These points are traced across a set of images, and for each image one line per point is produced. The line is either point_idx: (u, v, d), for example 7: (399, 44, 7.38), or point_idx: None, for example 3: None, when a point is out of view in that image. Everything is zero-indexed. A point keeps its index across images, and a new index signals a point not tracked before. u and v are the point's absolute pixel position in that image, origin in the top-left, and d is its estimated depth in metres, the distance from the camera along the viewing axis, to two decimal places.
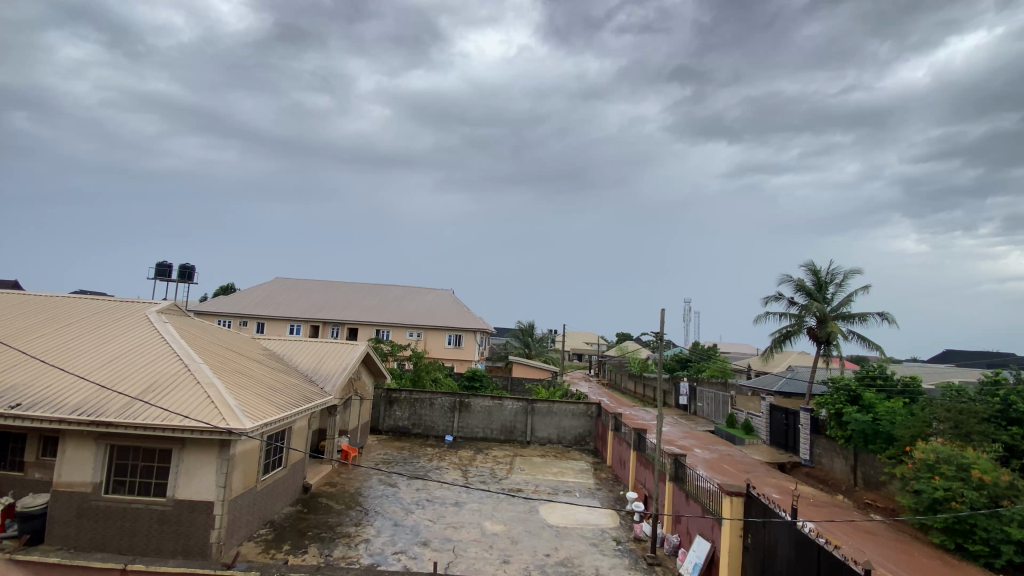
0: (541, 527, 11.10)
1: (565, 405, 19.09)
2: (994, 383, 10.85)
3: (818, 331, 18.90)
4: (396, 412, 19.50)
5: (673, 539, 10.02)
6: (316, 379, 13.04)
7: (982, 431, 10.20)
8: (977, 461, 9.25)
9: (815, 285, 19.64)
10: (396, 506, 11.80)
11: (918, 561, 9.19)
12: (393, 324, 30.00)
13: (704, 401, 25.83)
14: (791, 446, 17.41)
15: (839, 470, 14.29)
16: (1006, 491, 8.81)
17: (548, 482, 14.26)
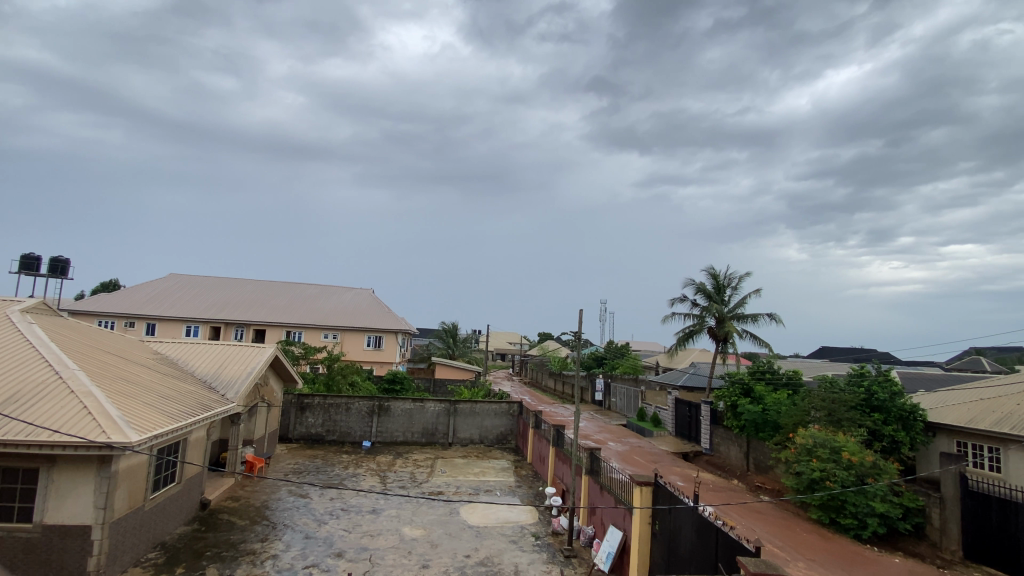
0: (461, 528, 11.16)
1: (487, 405, 19.28)
2: (860, 375, 12.53)
3: (717, 330, 20.69)
4: (309, 418, 18.53)
5: (588, 531, 10.54)
6: (216, 386, 12.00)
7: (851, 418, 11.71)
8: (847, 444, 10.62)
9: (714, 288, 21.44)
10: (308, 517, 11.25)
11: (796, 535, 10.39)
12: (306, 326, 28.44)
13: (617, 397, 27.24)
14: (693, 436, 18.93)
15: (734, 457, 15.78)
16: (870, 470, 10.25)
17: (469, 483, 14.32)
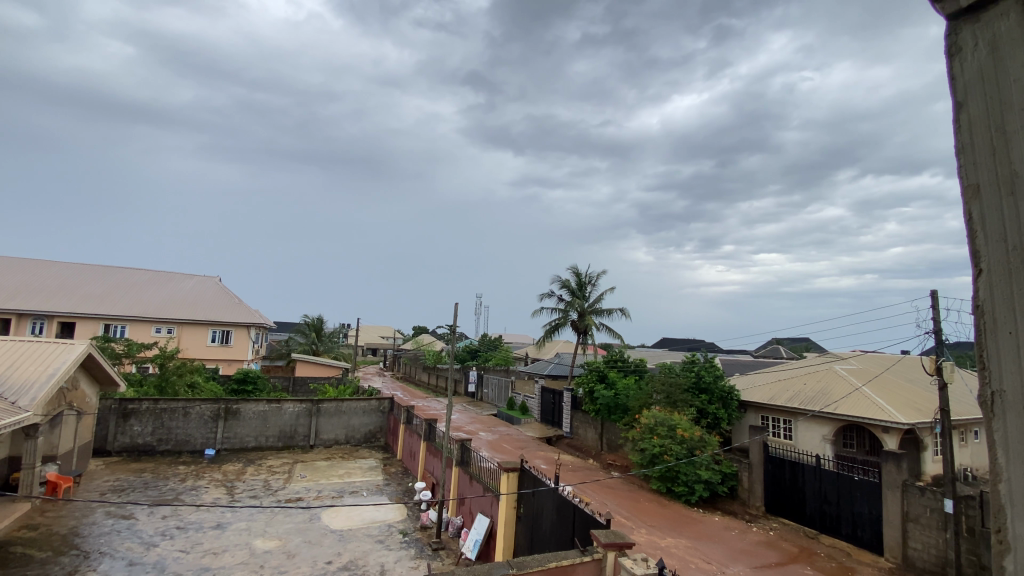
0: (322, 534, 10.50)
1: (354, 403, 18.38)
2: (691, 362, 14.51)
3: (579, 323, 22.34)
4: (135, 427, 15.85)
5: (456, 521, 10.70)
6: (2, 392, 9.61)
7: (684, 398, 13.51)
8: (680, 422, 12.23)
9: (577, 285, 23.02)
10: (133, 541, 9.64)
11: (641, 504, 11.69)
12: (133, 319, 24.19)
13: (488, 387, 27.95)
14: (556, 421, 20.20)
15: (590, 438, 17.23)
16: (698, 442, 11.93)
17: (332, 486, 13.52)
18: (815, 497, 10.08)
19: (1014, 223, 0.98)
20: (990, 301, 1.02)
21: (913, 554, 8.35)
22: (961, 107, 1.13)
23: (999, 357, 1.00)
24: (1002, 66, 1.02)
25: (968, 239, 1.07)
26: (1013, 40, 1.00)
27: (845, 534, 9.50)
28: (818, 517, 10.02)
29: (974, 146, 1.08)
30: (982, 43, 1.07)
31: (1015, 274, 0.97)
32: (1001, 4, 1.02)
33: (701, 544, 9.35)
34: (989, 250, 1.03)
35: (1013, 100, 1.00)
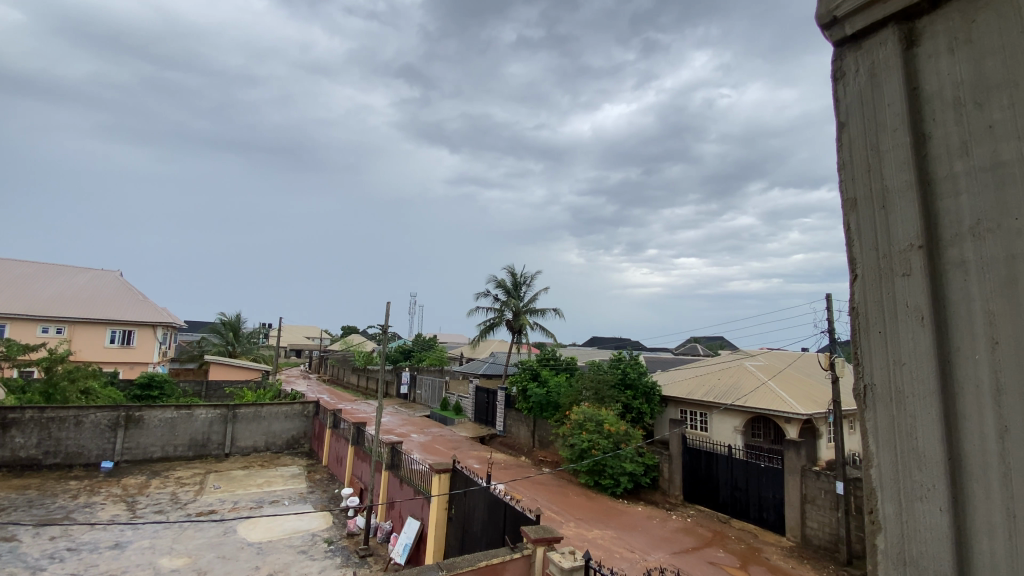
0: (238, 548, 9.82)
1: (276, 408, 17.35)
2: (618, 360, 15.11)
3: (514, 322, 22.54)
4: (15, 439, 13.96)
5: (385, 526, 10.42)
6: None
7: (611, 395, 14.05)
8: (607, 417, 12.72)
9: (512, 284, 23.19)
10: (12, 567, 8.49)
11: (570, 498, 11.99)
12: (13, 316, 21.24)
13: (422, 388, 27.47)
14: (490, 421, 20.26)
15: (523, 436, 17.45)
16: (623, 436, 12.46)
17: (250, 496, 12.67)
18: (727, 484, 10.85)
19: (883, 234, 1.11)
20: (864, 303, 1.14)
21: (810, 533, 9.21)
22: (843, 127, 1.25)
23: (870, 353, 1.12)
24: (879, 92, 1.14)
25: (848, 247, 1.19)
26: (889, 68, 1.12)
27: (752, 518, 10.30)
28: (729, 502, 10.79)
29: (854, 162, 1.20)
30: (862, 70, 1.19)
31: (883, 279, 1.10)
32: (879, 34, 1.14)
33: (625, 534, 9.75)
34: (864, 256, 1.15)
35: (887, 121, 1.13)
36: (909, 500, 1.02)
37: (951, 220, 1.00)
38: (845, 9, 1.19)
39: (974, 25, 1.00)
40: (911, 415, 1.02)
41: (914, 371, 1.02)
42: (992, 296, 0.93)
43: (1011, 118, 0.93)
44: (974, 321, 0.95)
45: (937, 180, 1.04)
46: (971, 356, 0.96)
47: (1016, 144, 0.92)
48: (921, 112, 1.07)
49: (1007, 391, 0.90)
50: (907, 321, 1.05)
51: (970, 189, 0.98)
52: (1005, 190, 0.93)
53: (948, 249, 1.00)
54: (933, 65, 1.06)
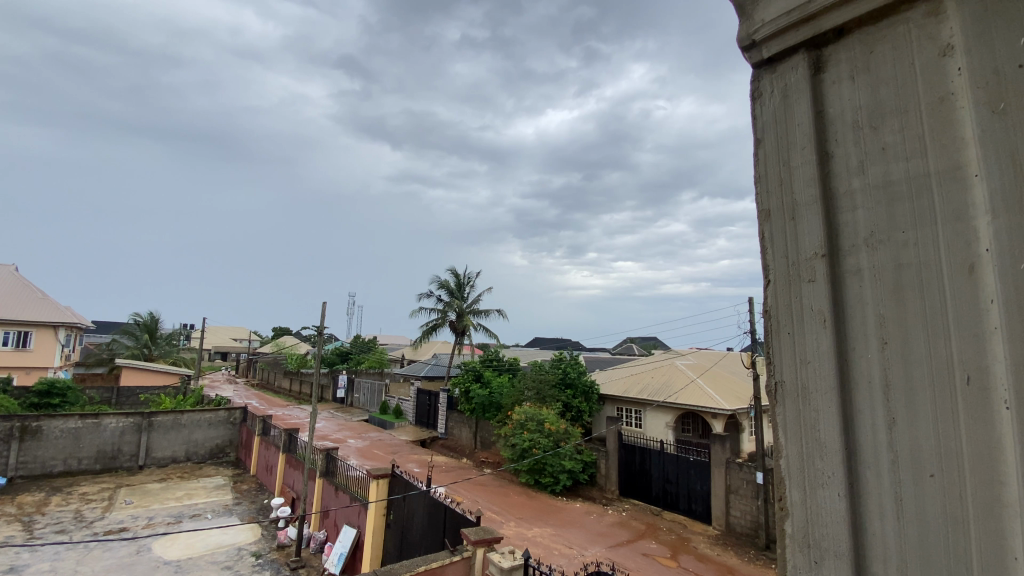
0: (154, 567, 9.05)
1: (199, 415, 16.19)
2: (559, 360, 15.41)
3: (457, 323, 22.37)
4: None
5: (319, 535, 10.00)
6: None
7: (552, 394, 14.30)
8: (548, 416, 12.96)
9: (455, 285, 23.01)
10: None
11: (510, 498, 12.07)
12: None
13: (360, 391, 26.62)
14: (431, 423, 19.97)
15: (464, 438, 17.35)
16: (563, 434, 12.72)
17: (167, 511, 11.73)
18: (660, 478, 11.36)
19: (792, 244, 1.20)
20: (776, 307, 1.22)
21: (733, 521, 9.81)
22: (760, 143, 1.34)
23: (780, 353, 1.21)
24: (790, 113, 1.24)
25: (762, 255, 1.28)
26: (799, 91, 1.22)
27: (682, 509, 10.84)
28: (661, 495, 11.29)
29: (768, 176, 1.29)
30: (775, 91, 1.29)
31: (792, 284, 1.19)
32: (792, 59, 1.25)
33: (563, 531, 9.93)
34: (775, 263, 1.24)
35: (797, 139, 1.22)
36: (812, 488, 1.12)
37: (849, 231, 1.11)
38: (765, 33, 1.29)
39: (872, 55, 1.11)
40: (815, 410, 1.11)
41: (818, 369, 1.12)
42: (883, 302, 1.03)
43: (901, 142, 1.04)
44: (867, 323, 1.06)
45: (837, 196, 1.14)
46: (865, 355, 1.05)
47: (904, 164, 1.03)
48: (827, 132, 1.18)
49: (895, 384, 1.00)
50: (811, 324, 1.14)
51: (865, 204, 1.09)
52: (895, 206, 1.04)
53: (846, 258, 1.10)
54: (837, 89, 1.17)
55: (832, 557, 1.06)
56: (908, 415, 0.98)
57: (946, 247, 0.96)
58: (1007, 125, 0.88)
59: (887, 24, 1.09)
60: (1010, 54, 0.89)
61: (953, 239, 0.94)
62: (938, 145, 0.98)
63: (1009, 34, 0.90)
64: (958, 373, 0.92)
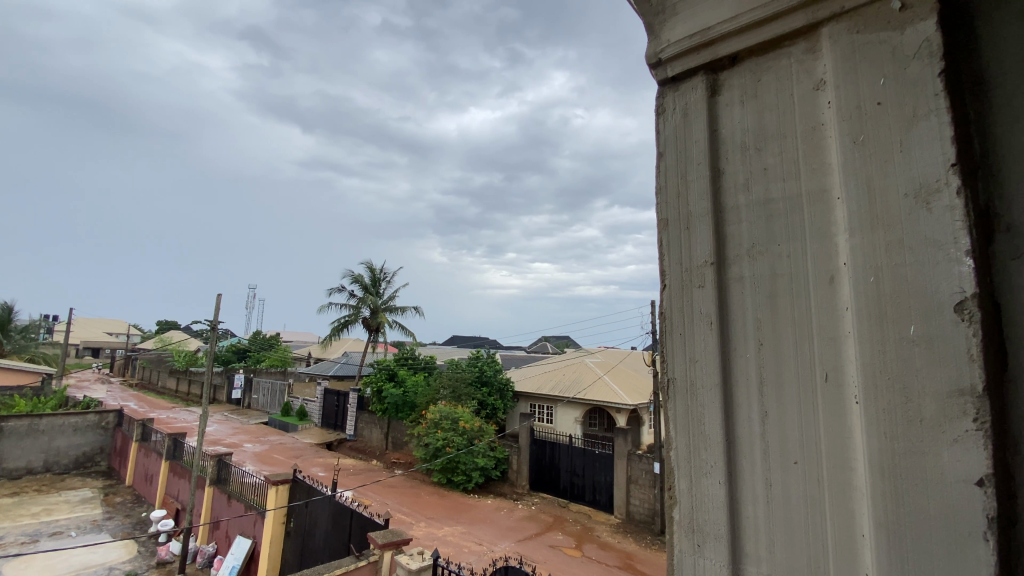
0: None
1: (62, 419, 14.12)
2: (476, 358, 15.44)
3: (370, 320, 21.54)
4: None
5: (208, 548, 9.16)
6: None
7: (467, 392, 14.28)
8: (463, 415, 12.99)
9: (370, 280, 22.15)
10: None
11: (421, 498, 11.87)
12: None
13: (260, 392, 24.74)
14: (339, 425, 19.08)
15: (374, 438, 16.79)
16: (477, 432, 12.79)
17: (17, 530, 10.10)
18: (567, 472, 11.80)
19: (686, 251, 1.30)
20: (670, 310, 1.32)
21: (633, 510, 10.44)
22: (660, 156, 1.42)
23: (673, 353, 1.30)
24: (689, 130, 1.34)
25: (659, 261, 1.37)
26: (697, 109, 1.33)
27: (587, 500, 11.34)
28: (569, 488, 11.73)
29: (667, 187, 1.38)
30: (677, 108, 1.39)
31: (686, 289, 1.29)
32: (691, 80, 1.36)
33: (473, 528, 9.96)
34: (670, 269, 1.33)
35: (693, 156, 1.33)
36: (697, 477, 1.22)
37: (734, 243, 1.22)
38: (670, 53, 1.38)
39: (759, 83, 1.24)
40: (701, 405, 1.22)
41: (704, 368, 1.22)
42: (760, 307, 1.15)
43: (779, 164, 1.17)
44: (747, 325, 1.17)
45: (726, 209, 1.25)
46: (744, 355, 1.17)
47: (782, 184, 1.16)
48: (719, 151, 1.29)
49: (767, 382, 1.12)
50: (699, 326, 1.25)
51: (748, 218, 1.20)
52: (773, 222, 1.16)
53: (731, 266, 1.21)
54: (729, 111, 1.28)
55: (712, 540, 1.17)
56: (776, 409, 1.11)
57: (813, 259, 1.09)
58: (863, 154, 1.03)
59: (773, 56, 1.22)
60: (870, 92, 1.04)
61: (818, 251, 1.08)
62: (809, 169, 1.11)
63: (867, 75, 1.04)
64: (818, 371, 1.05)
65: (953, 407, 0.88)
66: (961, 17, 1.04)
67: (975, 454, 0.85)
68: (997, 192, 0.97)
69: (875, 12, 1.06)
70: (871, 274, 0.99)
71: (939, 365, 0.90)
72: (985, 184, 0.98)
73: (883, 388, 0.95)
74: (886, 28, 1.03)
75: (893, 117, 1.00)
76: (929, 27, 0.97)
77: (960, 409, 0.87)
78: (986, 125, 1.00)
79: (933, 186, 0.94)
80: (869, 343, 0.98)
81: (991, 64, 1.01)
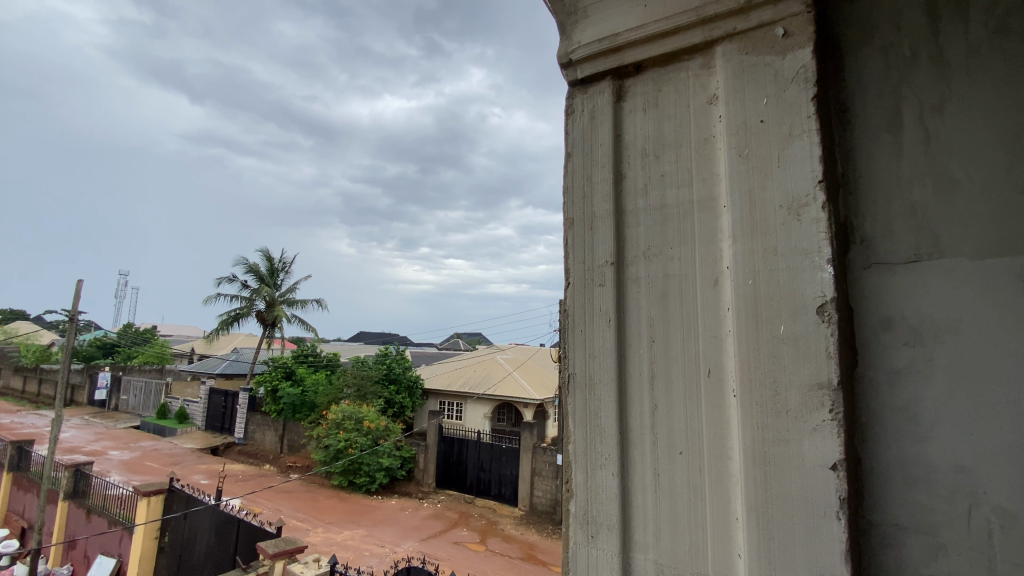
0: None
1: None
2: (384, 355, 14.94)
3: (265, 314, 19.96)
4: None
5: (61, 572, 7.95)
6: None
7: (373, 390, 13.80)
8: (368, 414, 12.56)
9: (267, 270, 20.53)
10: None
11: (319, 503, 11.25)
12: None
13: (131, 393, 21.93)
14: (226, 427, 17.46)
15: (268, 441, 15.59)
16: (382, 432, 12.42)
17: None
18: (474, 467, 11.85)
19: (588, 250, 1.35)
20: (573, 307, 1.36)
21: (536, 501, 10.73)
22: (568, 156, 1.45)
23: (574, 349, 1.34)
24: (596, 134, 1.40)
25: (563, 259, 1.41)
26: (604, 114, 1.39)
27: (493, 494, 11.47)
28: (475, 483, 11.78)
29: (573, 188, 1.42)
30: (585, 110, 1.43)
31: (587, 287, 1.33)
32: (599, 85, 1.41)
33: (375, 530, 9.63)
34: (574, 268, 1.37)
35: (598, 160, 1.38)
36: (593, 469, 1.27)
37: (632, 245, 1.29)
38: (580, 55, 1.43)
39: (660, 93, 1.31)
40: (598, 399, 1.27)
41: (602, 363, 1.28)
42: (653, 305, 1.22)
43: (675, 171, 1.25)
44: (641, 323, 1.24)
45: (626, 212, 1.31)
46: (638, 350, 1.24)
47: (677, 191, 1.24)
48: (622, 156, 1.35)
49: (658, 376, 1.20)
50: (599, 323, 1.30)
51: (646, 221, 1.27)
52: (667, 226, 1.24)
53: (629, 267, 1.28)
54: (632, 117, 1.35)
55: (605, 530, 1.23)
56: (664, 400, 1.18)
57: (700, 263, 1.18)
58: (747, 167, 1.13)
59: (673, 68, 1.30)
60: (754, 110, 1.15)
61: (705, 255, 1.17)
62: (701, 178, 1.21)
63: (752, 95, 1.15)
64: (702, 367, 1.14)
65: (813, 399, 1.00)
66: (830, 52, 1.19)
67: (829, 441, 0.98)
68: (853, 209, 1.12)
69: (761, 37, 1.17)
70: (749, 277, 1.09)
71: (803, 360, 1.01)
72: (844, 201, 1.12)
73: (756, 382, 1.06)
74: (770, 53, 1.15)
75: (772, 135, 1.11)
76: (805, 56, 1.11)
77: (819, 401, 0.99)
78: (847, 149, 1.14)
79: (803, 201, 1.06)
80: (745, 341, 1.08)
81: (852, 95, 1.16)
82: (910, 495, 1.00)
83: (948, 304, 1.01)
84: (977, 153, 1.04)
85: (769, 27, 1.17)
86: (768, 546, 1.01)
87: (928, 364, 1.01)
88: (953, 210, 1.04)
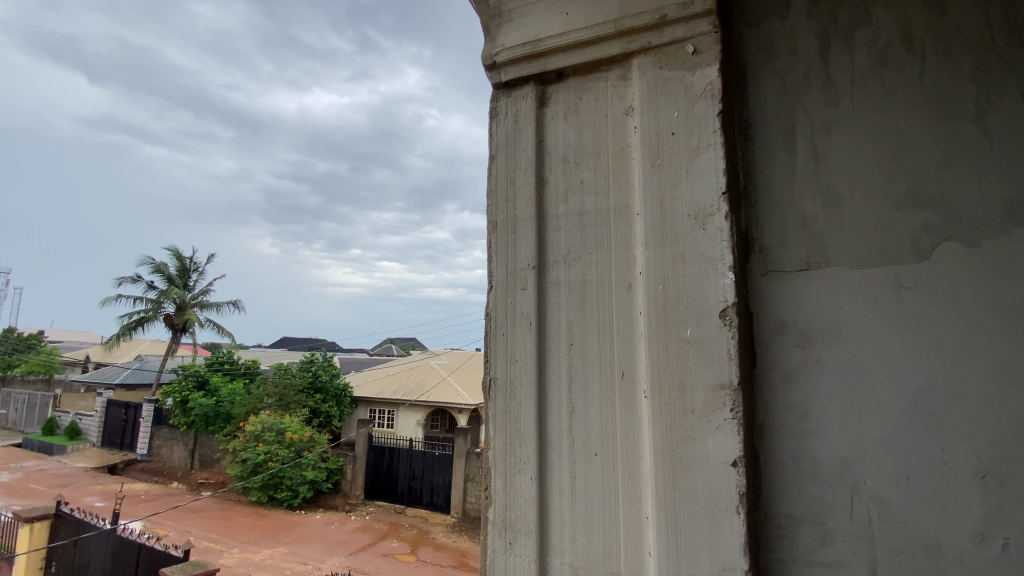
0: None
1: None
2: (310, 361, 14.21)
3: (174, 318, 18.36)
4: None
5: None
6: None
7: (297, 400, 13.12)
8: (290, 424, 11.94)
9: (176, 271, 18.91)
10: None
11: (234, 522, 10.46)
12: None
13: (9, 407, 19.35)
14: (127, 443, 15.84)
15: (176, 457, 14.32)
16: (306, 443, 11.82)
17: None
18: (405, 475, 11.57)
19: (511, 255, 1.35)
20: (495, 310, 1.35)
21: (468, 507, 10.63)
22: (492, 159, 1.45)
23: (495, 353, 1.34)
24: (518, 138, 1.41)
25: (485, 262, 1.41)
26: (527, 119, 1.40)
27: (425, 503, 11.25)
28: (406, 492, 11.51)
29: (497, 191, 1.42)
30: (508, 114, 1.44)
31: (509, 290, 1.34)
32: (523, 89, 1.43)
33: (298, 547, 9.12)
34: (497, 271, 1.37)
35: (521, 166, 1.39)
36: (512, 473, 1.27)
37: (553, 250, 1.31)
38: (504, 58, 1.44)
39: (580, 101, 1.35)
40: (518, 402, 1.28)
41: (522, 367, 1.29)
42: (571, 310, 1.25)
43: (593, 179, 1.29)
44: (560, 327, 1.26)
45: (547, 217, 1.33)
46: (557, 354, 1.26)
47: (595, 199, 1.28)
48: (544, 162, 1.37)
49: (575, 379, 1.23)
50: (520, 327, 1.31)
51: (566, 227, 1.30)
52: (586, 231, 1.27)
53: (550, 271, 1.30)
54: (554, 124, 1.38)
55: (523, 536, 1.23)
56: (581, 401, 1.21)
57: (616, 268, 1.22)
58: (658, 177, 1.19)
59: (594, 77, 1.35)
60: (666, 123, 1.21)
61: (620, 261, 1.21)
62: (617, 186, 1.25)
63: (664, 107, 1.22)
64: (617, 369, 1.18)
65: (716, 399, 1.06)
66: (736, 72, 1.28)
67: (729, 438, 1.04)
68: (754, 220, 1.21)
69: (673, 53, 1.23)
70: (659, 283, 1.15)
71: (707, 361, 1.08)
72: (747, 213, 1.21)
73: (666, 382, 1.11)
74: (681, 69, 1.22)
75: (682, 148, 1.18)
76: (711, 73, 1.18)
77: (721, 401, 1.06)
78: (748, 164, 1.24)
79: (708, 211, 1.13)
80: (655, 343, 1.13)
81: (754, 114, 1.25)
82: (801, 486, 1.09)
83: (835, 311, 1.11)
84: (859, 173, 1.15)
85: (680, 43, 1.23)
86: (675, 544, 1.06)
87: (817, 363, 1.10)
88: (837, 224, 1.14)
